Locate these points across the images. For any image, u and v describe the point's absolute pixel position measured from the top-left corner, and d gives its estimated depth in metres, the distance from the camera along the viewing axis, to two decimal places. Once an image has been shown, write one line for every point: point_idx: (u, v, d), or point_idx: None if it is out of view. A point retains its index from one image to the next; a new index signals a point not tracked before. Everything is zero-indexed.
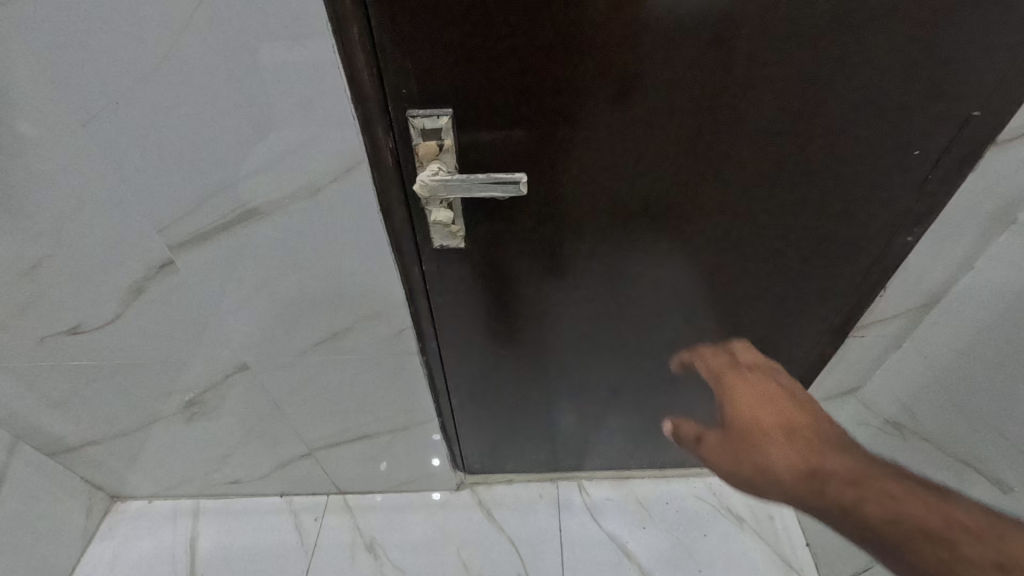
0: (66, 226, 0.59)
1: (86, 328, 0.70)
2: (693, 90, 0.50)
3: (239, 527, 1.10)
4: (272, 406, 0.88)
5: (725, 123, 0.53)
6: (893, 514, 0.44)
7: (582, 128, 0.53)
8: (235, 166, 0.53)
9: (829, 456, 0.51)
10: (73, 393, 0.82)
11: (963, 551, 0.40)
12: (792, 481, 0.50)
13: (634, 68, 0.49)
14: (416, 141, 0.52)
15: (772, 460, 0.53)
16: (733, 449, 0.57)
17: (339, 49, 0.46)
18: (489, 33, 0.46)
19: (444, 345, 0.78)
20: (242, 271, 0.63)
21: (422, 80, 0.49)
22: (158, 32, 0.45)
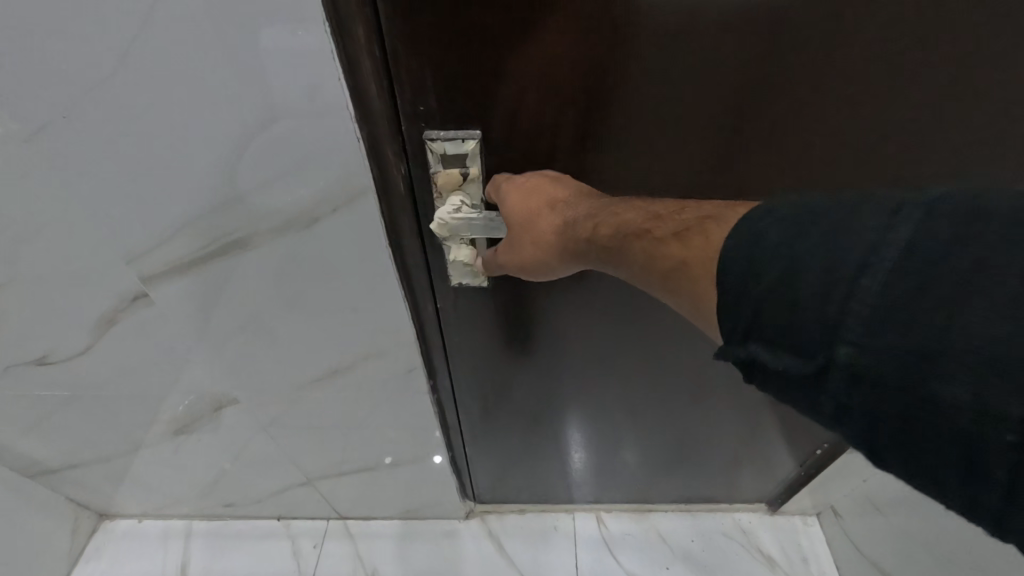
0: (20, 251, 0.50)
1: (55, 358, 0.62)
2: (771, 109, 0.41)
3: (234, 553, 1.04)
4: (266, 436, 0.80)
5: (805, 146, 0.44)
6: (641, 242, 0.36)
7: (629, 152, 0.44)
8: (216, 190, 0.45)
9: (599, 218, 0.40)
10: (49, 419, 0.75)
11: (701, 246, 0.32)
12: (582, 251, 0.41)
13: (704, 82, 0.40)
14: (435, 169, 0.44)
15: (546, 237, 0.43)
16: (521, 249, 0.45)
17: (342, 58, 0.37)
18: (526, 40, 0.38)
19: (458, 380, 0.71)
20: (229, 305, 0.55)
21: (443, 95, 0.40)
22: (112, 30, 0.36)
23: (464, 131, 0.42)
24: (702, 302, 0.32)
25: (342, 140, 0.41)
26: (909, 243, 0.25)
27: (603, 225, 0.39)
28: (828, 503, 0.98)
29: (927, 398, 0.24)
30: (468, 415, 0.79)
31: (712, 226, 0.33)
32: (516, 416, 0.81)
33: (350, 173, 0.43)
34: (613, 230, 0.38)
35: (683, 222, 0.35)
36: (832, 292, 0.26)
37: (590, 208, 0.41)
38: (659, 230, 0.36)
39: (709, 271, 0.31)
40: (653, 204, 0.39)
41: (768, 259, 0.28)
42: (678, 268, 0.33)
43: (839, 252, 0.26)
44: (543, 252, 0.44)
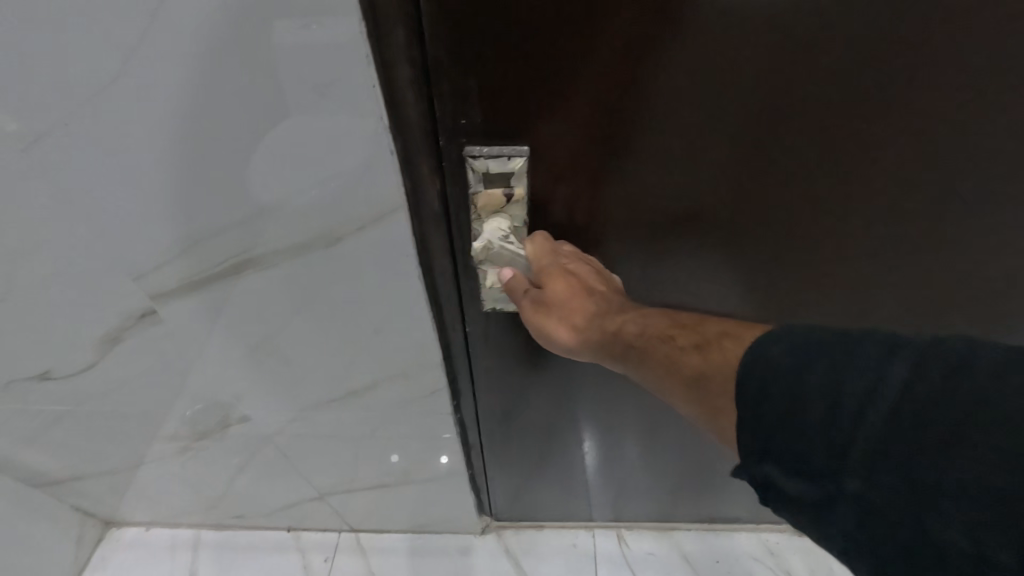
0: (19, 266, 0.47)
1: (58, 375, 0.59)
2: (804, 152, 0.40)
3: (242, 566, 1.00)
4: (278, 452, 0.76)
5: (878, 155, 0.40)
6: (664, 345, 0.38)
7: (669, 167, 0.41)
8: (232, 204, 0.41)
9: (635, 322, 0.41)
10: (53, 432, 0.72)
11: (714, 364, 0.35)
12: (608, 348, 0.42)
13: (771, 92, 0.37)
14: (476, 188, 0.41)
15: (577, 324, 0.43)
16: (553, 329, 0.44)
17: (378, 64, 0.34)
18: (581, 48, 0.35)
19: (482, 401, 0.67)
20: (241, 324, 0.51)
21: (487, 107, 0.37)
22: (117, 31, 0.32)
23: (506, 148, 0.39)
24: (722, 420, 0.34)
25: (371, 153, 0.37)
26: (902, 387, 0.27)
27: (631, 324, 0.40)
28: None
29: (928, 546, 0.26)
30: (489, 432, 0.75)
31: (727, 342, 0.35)
32: (540, 431, 0.76)
33: (378, 191, 0.39)
34: (642, 331, 0.40)
35: (704, 334, 0.37)
36: (838, 424, 0.28)
37: (621, 306, 0.42)
38: (683, 338, 0.38)
39: (728, 386, 0.33)
40: (676, 313, 0.41)
41: (780, 393, 0.30)
42: (698, 378, 0.35)
43: (845, 398, 0.28)
44: (567, 334, 0.44)
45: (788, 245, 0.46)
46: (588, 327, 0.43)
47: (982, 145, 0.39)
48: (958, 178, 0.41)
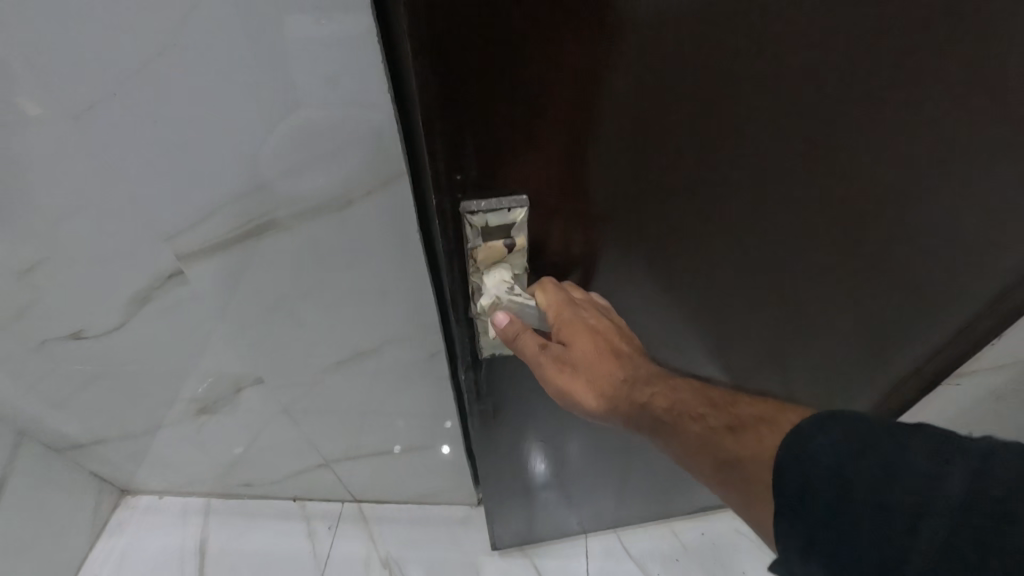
0: (63, 228, 0.52)
1: (90, 334, 0.64)
2: (767, 165, 0.44)
3: (250, 533, 1.06)
4: (286, 417, 0.81)
5: (829, 159, 0.45)
6: (691, 422, 0.44)
7: (650, 194, 0.45)
8: (249, 176, 0.46)
9: (662, 395, 0.46)
10: (80, 394, 0.77)
11: (750, 446, 0.39)
12: (635, 415, 0.47)
13: (741, 119, 0.41)
14: (475, 243, 0.45)
15: (602, 387, 0.49)
16: (580, 388, 0.50)
17: (389, 64, 0.39)
18: (573, 99, 0.37)
19: (486, 435, 0.71)
20: (257, 286, 0.56)
21: (484, 161, 0.40)
22: (156, 16, 0.36)
23: (501, 201, 0.42)
24: (755, 496, 0.38)
25: (377, 129, 0.42)
26: (963, 502, 0.31)
27: (660, 398, 0.46)
28: None
29: None
30: (481, 447, 0.75)
31: (763, 427, 0.40)
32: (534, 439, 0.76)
33: (375, 166, 0.45)
34: (670, 404, 0.46)
35: (736, 418, 0.42)
36: (895, 529, 0.31)
37: (647, 374, 0.49)
38: (713, 420, 0.43)
39: (764, 473, 0.38)
40: (702, 389, 0.47)
41: (822, 485, 0.34)
42: (731, 458, 0.40)
43: (894, 490, 0.32)
44: (592, 395, 0.50)
45: (751, 245, 0.51)
46: (616, 392, 0.48)
47: (911, 137, 0.45)
48: (890, 169, 0.47)
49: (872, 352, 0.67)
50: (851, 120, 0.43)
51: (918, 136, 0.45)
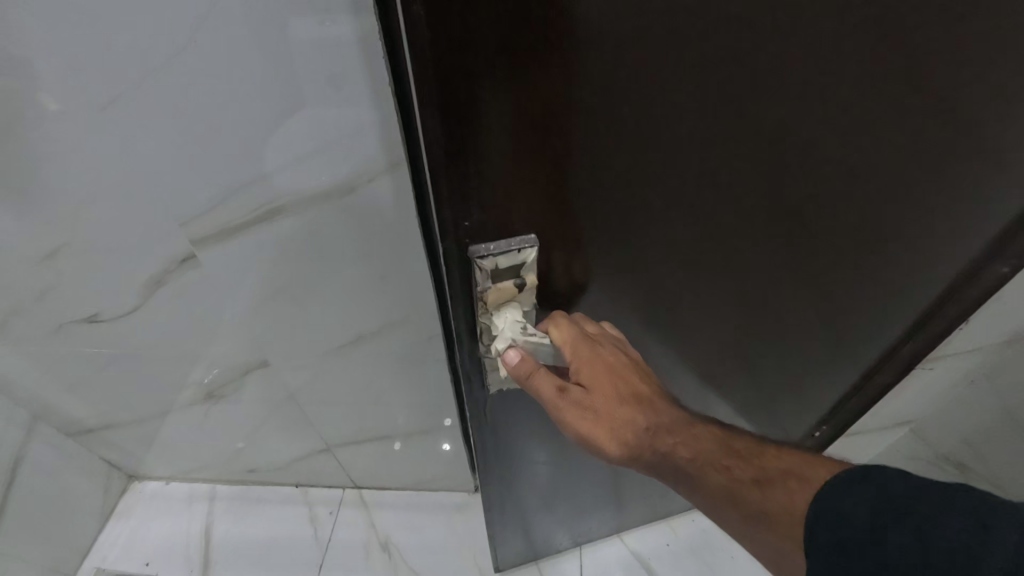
0: (85, 214, 0.55)
1: (106, 317, 0.68)
2: (749, 192, 0.47)
3: (254, 517, 1.09)
4: (290, 401, 0.85)
5: (811, 183, 0.47)
6: (719, 474, 0.48)
7: (641, 223, 0.47)
8: (253, 165, 0.49)
9: (685, 444, 0.50)
10: (93, 378, 0.80)
11: (780, 498, 0.44)
12: (658, 462, 0.50)
13: (722, 153, 0.43)
14: (487, 286, 0.46)
15: (624, 435, 0.51)
16: (600, 433, 0.52)
17: (396, 89, 0.43)
18: (567, 149, 0.39)
19: (490, 458, 0.73)
20: (264, 270, 0.60)
21: (488, 211, 0.42)
22: (171, 14, 0.39)
23: (510, 244, 0.44)
24: (785, 542, 0.43)
25: (376, 118, 0.45)
26: None
27: (684, 448, 0.49)
28: None
29: None
30: (485, 460, 0.73)
31: (790, 482, 0.44)
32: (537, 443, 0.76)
33: (370, 156, 0.48)
34: (694, 455, 0.49)
35: (760, 471, 0.47)
36: None
37: (668, 421, 0.51)
38: (739, 471, 0.47)
39: (793, 527, 0.42)
40: (725, 438, 0.50)
41: (856, 548, 0.36)
42: (762, 512, 0.44)
43: (928, 560, 0.34)
44: (612, 440, 0.52)
45: (739, 266, 0.53)
46: (638, 441, 0.51)
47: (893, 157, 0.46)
48: (874, 189, 0.48)
49: (867, 362, 0.68)
50: (831, 143, 0.44)
51: (901, 153, 0.46)
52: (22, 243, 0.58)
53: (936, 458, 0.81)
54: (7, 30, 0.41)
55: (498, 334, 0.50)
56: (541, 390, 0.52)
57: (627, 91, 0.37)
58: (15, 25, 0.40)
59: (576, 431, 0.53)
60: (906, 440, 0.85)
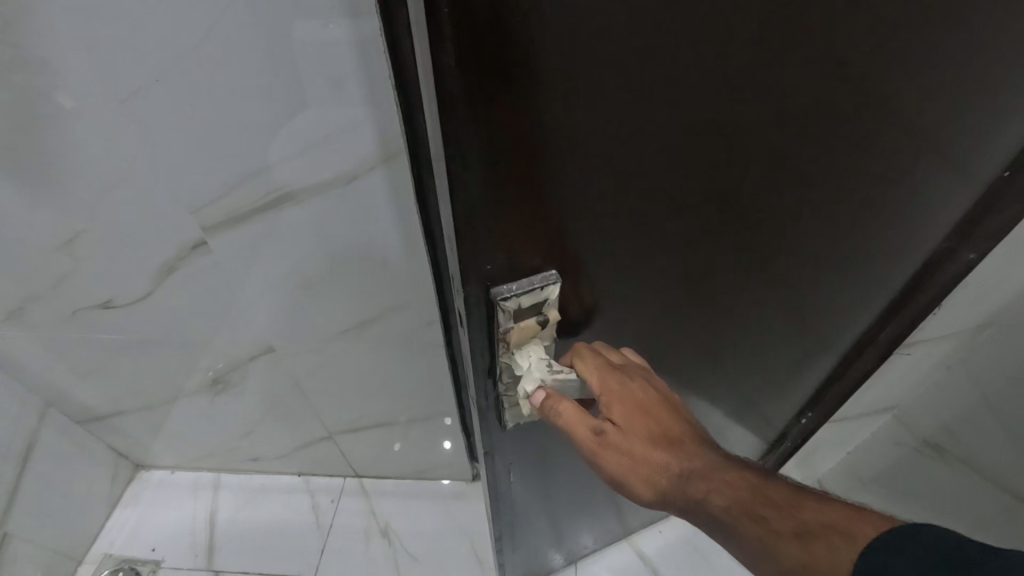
0: (102, 201, 0.59)
1: (119, 302, 0.71)
2: (758, 201, 0.45)
3: (257, 504, 1.12)
4: (294, 387, 0.88)
5: (813, 187, 0.45)
6: (753, 524, 0.40)
7: (655, 244, 0.45)
8: (259, 155, 0.53)
9: (714, 486, 0.43)
10: (104, 364, 0.84)
11: (827, 555, 0.36)
12: (688, 509, 0.44)
13: (729, 163, 0.41)
14: (509, 325, 0.44)
15: (653, 476, 0.45)
16: (627, 474, 0.46)
17: (400, 102, 0.47)
18: (579, 171, 0.37)
19: (503, 489, 0.72)
20: (269, 255, 0.63)
21: (505, 246, 0.39)
22: (184, 11, 0.42)
23: (529, 279, 0.42)
24: None
25: (374, 104, 0.48)
26: None
27: (717, 494, 0.42)
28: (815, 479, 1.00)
29: None
30: (498, 490, 0.71)
31: (837, 538, 0.36)
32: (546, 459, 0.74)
33: (368, 146, 0.51)
34: (729, 502, 0.42)
35: (803, 522, 0.39)
36: None
37: (699, 460, 0.45)
38: (778, 522, 0.39)
39: None
40: (766, 485, 0.42)
41: None
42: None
43: None
44: (641, 482, 0.45)
45: (745, 277, 0.52)
46: (669, 484, 0.44)
47: (889, 156, 0.45)
48: (869, 189, 0.47)
49: (852, 358, 0.70)
50: (832, 146, 0.42)
51: (897, 152, 0.45)
52: (42, 230, 0.62)
53: (920, 445, 0.83)
54: (34, 28, 0.44)
55: (523, 377, 0.47)
56: (571, 426, 0.46)
57: (640, 104, 0.35)
58: (43, 24, 0.44)
59: (606, 472, 0.47)
60: (889, 425, 0.88)
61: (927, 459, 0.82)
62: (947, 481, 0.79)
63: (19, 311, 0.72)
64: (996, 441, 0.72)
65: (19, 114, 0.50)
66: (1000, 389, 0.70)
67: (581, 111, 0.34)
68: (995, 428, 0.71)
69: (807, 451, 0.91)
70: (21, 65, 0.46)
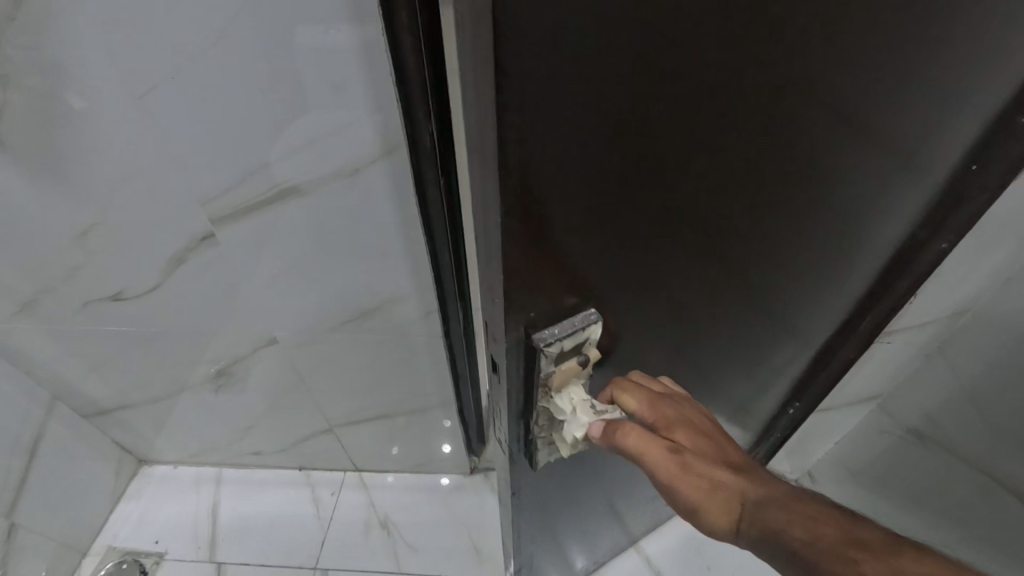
0: (114, 196, 0.62)
1: (129, 295, 0.74)
2: (757, 202, 0.44)
3: (259, 498, 1.14)
4: (297, 380, 0.90)
5: (804, 181, 0.45)
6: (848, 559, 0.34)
7: (671, 260, 0.44)
8: (261, 151, 0.55)
9: (798, 515, 0.37)
10: (110, 357, 0.86)
11: None
12: (767, 542, 0.38)
13: (730, 169, 0.40)
14: (551, 369, 0.45)
15: (726, 499, 0.40)
16: (694, 494, 0.42)
17: (401, 97, 0.50)
18: (597, 203, 0.36)
19: (524, 516, 0.72)
20: (274, 248, 0.66)
21: (539, 291, 0.40)
22: (194, 16, 0.45)
23: (571, 322, 0.44)
24: None
25: (374, 103, 0.51)
26: None
27: (800, 525, 0.37)
28: (805, 470, 1.03)
29: None
30: (520, 517, 0.71)
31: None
32: (566, 486, 0.73)
33: (368, 142, 0.54)
34: (819, 534, 0.36)
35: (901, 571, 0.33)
36: None
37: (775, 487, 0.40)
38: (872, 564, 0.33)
39: None
40: (860, 527, 0.36)
41: None
42: None
43: None
44: (712, 506, 0.41)
45: (752, 278, 0.52)
46: (745, 510, 0.39)
47: (867, 144, 0.45)
48: (853, 177, 0.48)
49: (835, 350, 0.72)
50: (817, 141, 0.42)
51: (877, 139, 0.45)
52: (57, 224, 0.65)
53: (904, 433, 0.86)
54: (52, 31, 0.47)
55: (572, 419, 0.49)
56: (635, 442, 0.45)
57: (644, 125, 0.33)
58: (63, 28, 0.46)
59: (672, 492, 0.43)
60: (873, 415, 0.91)
61: (909, 446, 0.85)
62: (928, 464, 0.83)
63: (33, 303, 0.75)
64: (974, 425, 0.75)
65: (37, 112, 0.53)
66: (974, 375, 0.73)
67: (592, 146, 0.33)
68: (972, 414, 0.75)
69: (795, 442, 0.93)
70: (41, 66, 0.49)
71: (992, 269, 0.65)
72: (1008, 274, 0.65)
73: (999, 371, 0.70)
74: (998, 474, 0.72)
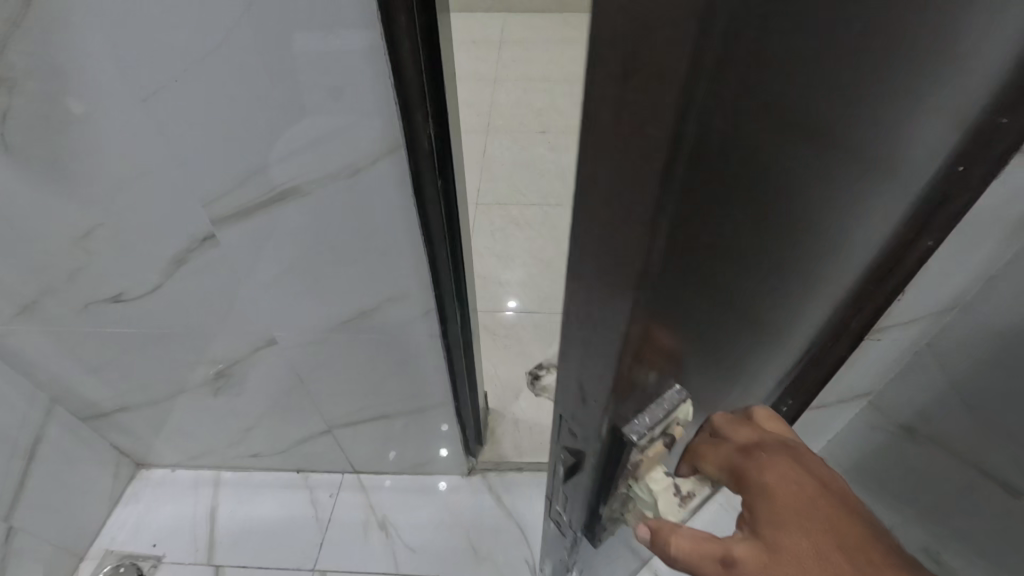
0: (116, 198, 0.62)
1: (129, 296, 0.75)
2: (832, 216, 0.41)
3: (257, 500, 1.14)
4: (296, 380, 0.91)
5: (871, 187, 0.42)
6: None
7: (751, 292, 0.40)
8: (259, 155, 0.57)
9: None
10: (109, 359, 0.87)
11: None
12: None
13: (823, 187, 0.36)
14: (637, 457, 0.42)
15: None
16: None
17: (398, 95, 0.51)
18: (708, 254, 0.31)
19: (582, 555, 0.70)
20: (274, 249, 0.67)
21: (646, 367, 0.36)
22: (195, 23, 0.46)
23: (660, 406, 0.41)
24: None
25: (372, 106, 0.52)
26: None
27: None
28: None
29: None
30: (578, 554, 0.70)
31: None
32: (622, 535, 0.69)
33: (364, 144, 0.55)
34: None
35: None
36: None
37: None
38: None
39: None
40: None
41: None
42: None
43: None
44: None
45: (806, 288, 0.49)
46: None
47: (921, 141, 0.42)
48: (903, 175, 0.45)
49: (826, 348, 0.73)
50: (892, 145, 0.38)
51: (930, 134, 0.42)
52: (58, 226, 0.66)
53: (895, 429, 0.87)
54: (55, 36, 0.48)
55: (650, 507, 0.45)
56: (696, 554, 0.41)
57: (759, 158, 0.28)
58: (66, 34, 0.48)
59: None
60: (866, 412, 0.92)
61: (901, 442, 0.87)
62: (919, 458, 0.84)
63: (34, 304, 0.75)
64: (964, 422, 0.76)
65: (39, 116, 0.54)
66: (970, 382, 0.73)
67: (718, 195, 0.27)
68: (969, 420, 0.75)
69: None
70: (45, 72, 0.51)
71: (981, 267, 0.66)
72: (993, 271, 0.66)
73: (988, 367, 0.71)
74: (989, 469, 0.74)
